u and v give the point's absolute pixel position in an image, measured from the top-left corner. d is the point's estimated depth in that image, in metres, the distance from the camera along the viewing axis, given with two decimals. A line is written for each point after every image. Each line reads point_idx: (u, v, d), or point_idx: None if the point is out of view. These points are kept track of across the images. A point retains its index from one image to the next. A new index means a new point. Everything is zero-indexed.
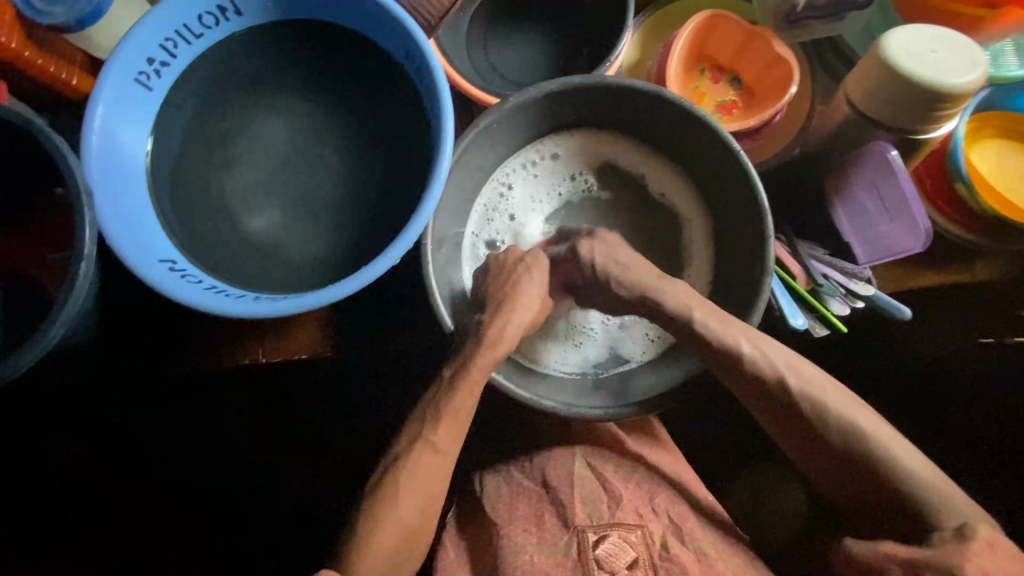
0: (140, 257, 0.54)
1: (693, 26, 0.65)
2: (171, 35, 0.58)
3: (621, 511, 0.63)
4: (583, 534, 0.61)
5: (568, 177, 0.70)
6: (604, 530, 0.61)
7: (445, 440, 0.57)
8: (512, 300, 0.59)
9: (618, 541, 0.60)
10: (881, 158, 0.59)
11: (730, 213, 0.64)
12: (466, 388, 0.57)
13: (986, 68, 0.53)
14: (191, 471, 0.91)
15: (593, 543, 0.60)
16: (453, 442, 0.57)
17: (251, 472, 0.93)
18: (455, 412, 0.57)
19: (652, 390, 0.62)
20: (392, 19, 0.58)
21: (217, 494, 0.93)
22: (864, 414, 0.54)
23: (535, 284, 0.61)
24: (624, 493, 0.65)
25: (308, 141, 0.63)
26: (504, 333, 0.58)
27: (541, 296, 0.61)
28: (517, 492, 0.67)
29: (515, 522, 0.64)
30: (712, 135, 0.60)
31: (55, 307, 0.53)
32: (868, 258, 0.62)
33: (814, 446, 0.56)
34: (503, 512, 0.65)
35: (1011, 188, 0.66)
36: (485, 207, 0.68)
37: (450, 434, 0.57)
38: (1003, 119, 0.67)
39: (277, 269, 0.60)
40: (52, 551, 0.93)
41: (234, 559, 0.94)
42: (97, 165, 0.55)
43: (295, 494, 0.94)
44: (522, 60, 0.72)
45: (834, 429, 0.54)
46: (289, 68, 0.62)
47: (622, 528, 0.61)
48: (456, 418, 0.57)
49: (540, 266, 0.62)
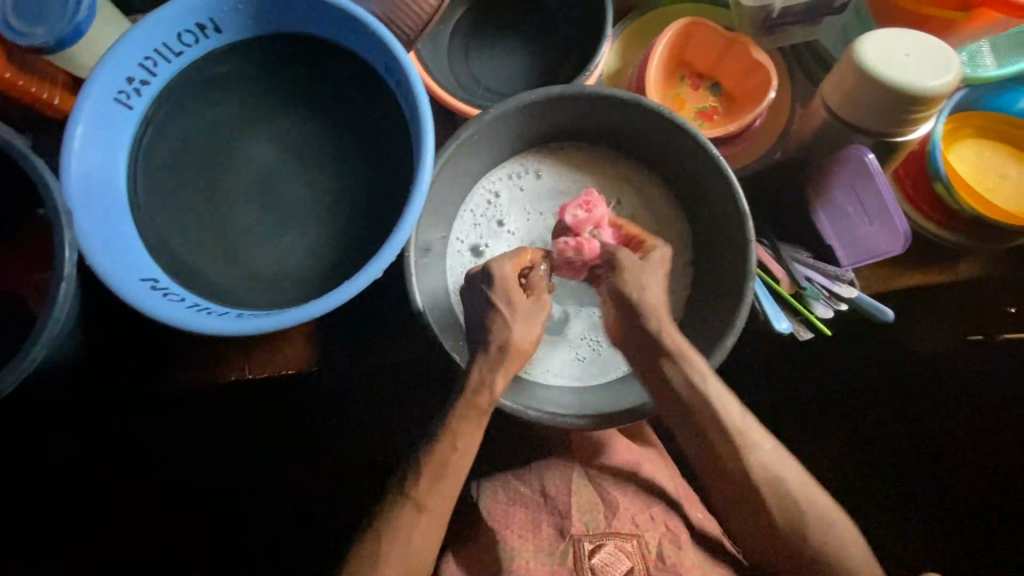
0: (122, 276, 0.54)
1: (671, 34, 0.66)
2: (150, 54, 0.58)
3: (617, 521, 0.63)
4: (579, 543, 0.61)
5: (555, 184, 0.69)
6: (600, 539, 0.61)
7: (431, 498, 0.56)
8: (506, 347, 0.57)
9: (615, 550, 0.61)
10: (858, 162, 0.60)
11: (712, 219, 0.64)
12: (470, 431, 0.56)
13: (958, 71, 0.53)
14: (190, 471, 0.91)
15: (589, 551, 0.61)
16: (442, 498, 0.56)
17: (250, 472, 0.92)
18: (460, 457, 0.56)
19: (640, 394, 0.59)
20: (370, 34, 0.58)
21: (217, 495, 0.93)
22: (793, 470, 0.59)
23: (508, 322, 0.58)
24: (621, 504, 0.64)
25: (288, 155, 0.63)
26: (494, 385, 0.56)
27: (517, 333, 0.58)
28: (514, 501, 0.66)
29: (513, 528, 0.63)
30: (691, 141, 0.60)
31: (36, 329, 0.53)
32: (851, 260, 0.63)
33: (755, 516, 0.59)
34: (500, 520, 0.64)
35: (990, 186, 0.66)
36: (473, 214, 0.68)
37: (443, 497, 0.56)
38: (981, 119, 0.68)
39: (260, 284, 0.60)
40: (56, 550, 0.91)
41: (234, 560, 0.94)
42: (78, 185, 0.55)
43: (295, 493, 0.94)
44: (503, 71, 0.72)
45: (771, 504, 0.58)
46: (268, 83, 0.63)
47: (619, 537, 0.61)
48: (451, 470, 0.56)
49: (515, 304, 0.59)
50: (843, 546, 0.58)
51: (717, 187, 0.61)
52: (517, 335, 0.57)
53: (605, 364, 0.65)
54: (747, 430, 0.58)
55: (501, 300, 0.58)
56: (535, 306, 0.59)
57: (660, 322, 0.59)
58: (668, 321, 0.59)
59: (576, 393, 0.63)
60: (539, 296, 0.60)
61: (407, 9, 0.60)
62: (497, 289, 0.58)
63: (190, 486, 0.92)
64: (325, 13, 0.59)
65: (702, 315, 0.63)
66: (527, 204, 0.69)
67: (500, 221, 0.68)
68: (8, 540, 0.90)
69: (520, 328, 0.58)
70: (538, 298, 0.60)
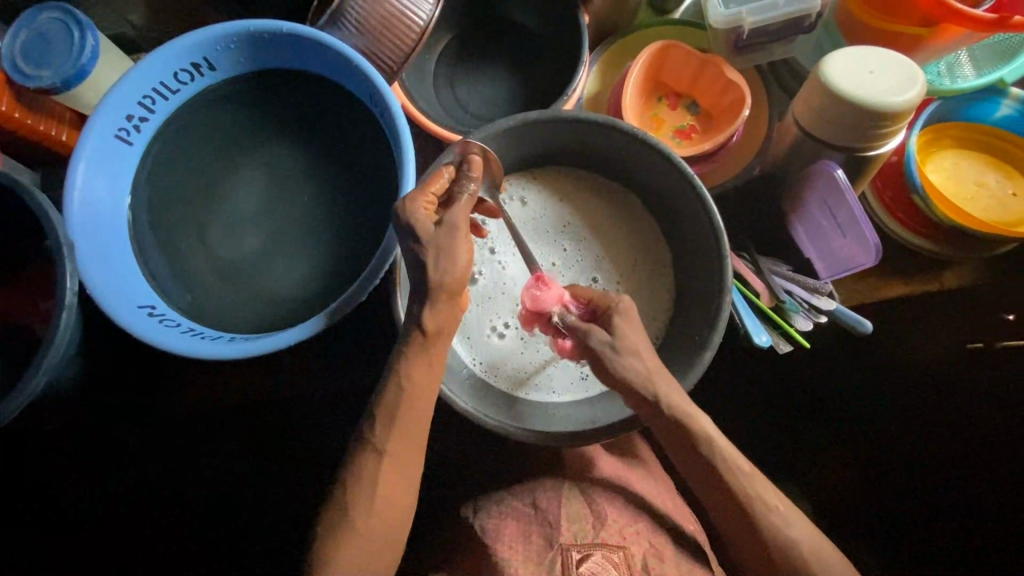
0: (121, 304, 0.57)
1: (646, 56, 0.67)
2: (148, 93, 0.61)
3: (605, 532, 0.64)
4: (566, 552, 0.62)
5: (538, 208, 0.71)
6: (587, 549, 0.62)
7: (391, 442, 0.52)
8: (431, 286, 0.51)
9: (602, 560, 0.61)
10: (829, 177, 0.61)
11: (686, 234, 0.65)
12: (424, 367, 0.52)
13: (923, 86, 0.54)
14: (189, 479, 0.92)
15: (576, 560, 0.61)
16: (406, 441, 0.53)
17: (245, 478, 0.93)
18: (415, 392, 0.52)
19: (612, 415, 0.60)
20: (354, 68, 0.61)
21: (213, 500, 0.93)
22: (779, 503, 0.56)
23: (454, 239, 0.51)
24: (610, 514, 0.65)
25: (279, 184, 0.65)
26: (426, 324, 0.51)
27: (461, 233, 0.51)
28: (506, 513, 0.67)
29: (504, 541, 0.64)
30: (664, 160, 0.62)
31: (39, 356, 0.56)
32: (830, 273, 0.63)
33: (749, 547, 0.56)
34: (491, 532, 0.66)
35: (969, 197, 0.67)
36: None
37: (402, 436, 0.53)
38: (962, 129, 0.68)
39: (252, 307, 0.63)
40: (53, 551, 0.92)
41: (230, 563, 0.93)
42: (80, 219, 0.58)
43: (289, 503, 0.93)
44: (486, 96, 0.75)
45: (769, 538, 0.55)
46: (261, 116, 0.66)
47: (606, 548, 0.62)
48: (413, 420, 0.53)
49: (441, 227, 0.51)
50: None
51: (692, 206, 0.62)
52: (433, 271, 0.50)
53: (584, 381, 0.67)
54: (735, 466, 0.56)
55: (411, 238, 0.51)
56: (443, 234, 0.51)
57: (655, 386, 0.54)
58: (661, 374, 0.55)
59: (558, 412, 0.64)
60: (451, 220, 0.51)
61: (387, 45, 0.62)
62: (409, 229, 0.51)
63: (191, 494, 0.93)
64: (312, 50, 0.62)
65: (683, 332, 0.64)
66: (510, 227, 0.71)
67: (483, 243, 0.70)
68: (8, 540, 0.91)
69: (438, 264, 0.50)
70: (448, 223, 0.51)
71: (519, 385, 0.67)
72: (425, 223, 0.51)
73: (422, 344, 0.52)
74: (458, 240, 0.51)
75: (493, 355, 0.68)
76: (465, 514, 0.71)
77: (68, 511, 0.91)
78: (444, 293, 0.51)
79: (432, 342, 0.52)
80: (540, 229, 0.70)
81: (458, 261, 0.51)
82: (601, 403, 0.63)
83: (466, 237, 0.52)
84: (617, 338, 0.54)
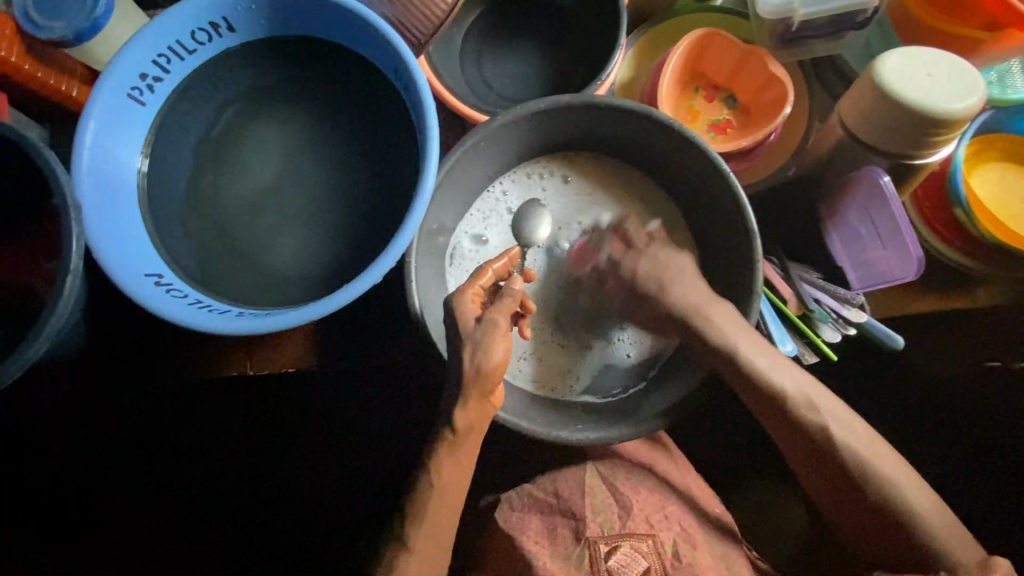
0: (127, 272, 0.55)
1: (686, 44, 0.64)
2: (164, 51, 0.58)
3: (632, 521, 0.62)
4: (594, 546, 0.60)
5: (569, 189, 0.69)
6: (615, 541, 0.60)
7: (417, 535, 0.56)
8: (463, 376, 0.52)
9: (631, 551, 0.60)
10: (875, 183, 0.59)
11: (717, 231, 0.63)
12: (453, 461, 0.55)
13: (983, 92, 0.51)
14: (199, 459, 0.92)
15: (605, 553, 0.60)
16: (431, 537, 0.56)
17: (256, 456, 0.92)
18: (445, 488, 0.56)
19: (634, 417, 0.58)
20: (380, 37, 0.57)
21: (226, 479, 0.93)
22: (865, 432, 0.57)
23: (495, 339, 0.52)
24: (635, 504, 0.63)
25: (295, 153, 0.63)
26: (455, 421, 0.53)
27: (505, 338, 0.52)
28: (529, 504, 0.66)
29: (529, 533, 0.63)
30: (702, 156, 0.59)
31: (40, 322, 0.54)
32: (862, 284, 0.61)
33: (816, 467, 0.58)
34: (515, 525, 0.64)
35: (1011, 213, 0.64)
36: (480, 214, 0.68)
37: (431, 526, 0.56)
38: (1009, 142, 0.66)
39: (263, 281, 0.60)
40: (65, 535, 0.91)
41: (243, 541, 0.94)
42: (88, 180, 0.55)
43: (303, 481, 0.94)
44: (515, 75, 0.72)
45: (835, 464, 0.56)
46: (279, 81, 0.63)
47: (634, 538, 0.60)
48: (452, 489, 0.56)
49: (491, 332, 0.52)
50: (938, 526, 0.54)
51: (727, 205, 0.59)
52: (465, 362, 0.52)
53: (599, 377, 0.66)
54: (838, 415, 0.57)
55: (454, 329, 0.54)
56: (480, 329, 0.52)
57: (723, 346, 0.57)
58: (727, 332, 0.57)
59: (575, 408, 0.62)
60: (490, 317, 0.53)
61: (416, 15, 0.59)
62: (454, 326, 0.53)
63: (198, 478, 0.93)
64: (339, 16, 0.59)
65: None
66: (535, 210, 0.67)
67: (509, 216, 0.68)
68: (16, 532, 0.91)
69: (477, 358, 0.52)
70: (488, 321, 0.52)
71: (542, 368, 0.65)
72: (469, 314, 0.53)
73: (452, 442, 0.54)
74: (496, 341, 0.52)
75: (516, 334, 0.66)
76: (493, 503, 0.70)
77: (72, 495, 0.91)
78: (477, 392, 0.52)
79: (461, 438, 0.54)
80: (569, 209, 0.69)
81: (494, 357, 0.52)
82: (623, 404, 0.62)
83: (506, 335, 0.52)
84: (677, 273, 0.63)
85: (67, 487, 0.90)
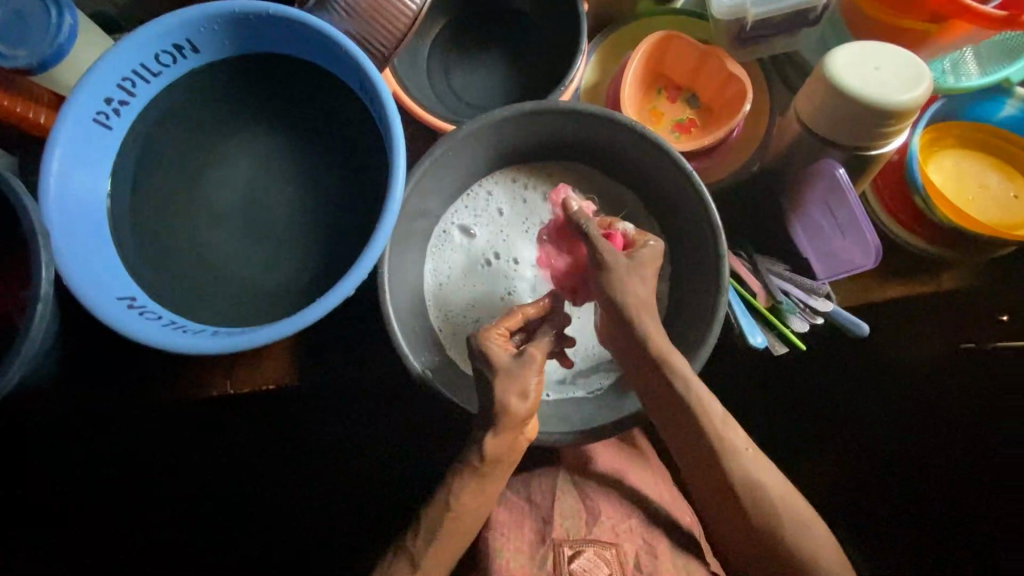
0: (99, 296, 0.55)
1: (646, 47, 0.65)
2: (128, 75, 0.58)
3: (598, 528, 0.63)
4: (558, 548, 0.62)
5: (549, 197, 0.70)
6: (580, 545, 0.61)
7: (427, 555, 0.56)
8: (495, 410, 0.54)
9: (594, 557, 0.61)
10: (830, 176, 0.60)
11: (683, 231, 0.64)
12: (476, 490, 0.56)
13: (929, 83, 0.53)
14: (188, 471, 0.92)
15: (568, 557, 0.61)
16: (443, 561, 0.57)
17: (244, 468, 0.93)
18: (461, 517, 0.56)
19: (596, 419, 0.59)
20: (343, 52, 0.58)
21: (215, 490, 0.94)
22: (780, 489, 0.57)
23: (529, 374, 0.55)
24: (604, 511, 0.64)
25: (265, 170, 0.63)
26: (486, 451, 0.54)
27: (540, 377, 0.55)
28: (499, 504, 0.67)
29: (496, 529, 0.64)
30: (665, 157, 0.60)
31: (15, 346, 0.55)
32: (828, 273, 0.62)
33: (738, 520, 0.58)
34: (483, 519, 0.65)
35: (968, 198, 0.66)
36: (468, 211, 0.69)
37: (443, 552, 0.57)
38: (964, 128, 0.67)
39: (237, 299, 0.61)
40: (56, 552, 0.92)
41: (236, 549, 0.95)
42: (56, 206, 0.55)
43: (292, 490, 0.95)
44: (482, 84, 0.73)
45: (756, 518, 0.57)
46: (246, 100, 0.63)
47: (598, 545, 0.62)
48: (468, 518, 0.57)
49: (529, 367, 0.55)
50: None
51: (692, 206, 0.61)
52: (500, 395, 0.54)
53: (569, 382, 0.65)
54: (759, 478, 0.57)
55: (485, 367, 0.55)
56: (516, 363, 0.55)
57: (646, 327, 0.57)
58: (653, 325, 0.57)
59: (543, 409, 0.62)
60: (526, 353, 0.55)
61: (379, 29, 0.60)
62: (486, 365, 0.55)
63: (195, 489, 0.93)
64: (301, 33, 0.59)
65: (679, 334, 0.62)
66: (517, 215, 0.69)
67: (498, 218, 0.69)
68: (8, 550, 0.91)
69: (511, 391, 0.54)
70: (526, 356, 0.55)
71: None
72: (499, 352, 0.55)
73: (477, 470, 0.56)
74: (529, 376, 0.54)
75: None
76: None
77: (68, 501, 0.90)
78: (506, 424, 0.54)
79: (486, 469, 0.56)
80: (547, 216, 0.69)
81: (529, 396, 0.54)
82: (587, 407, 0.62)
83: (539, 369, 0.55)
84: (630, 268, 0.57)
85: (56, 506, 0.90)
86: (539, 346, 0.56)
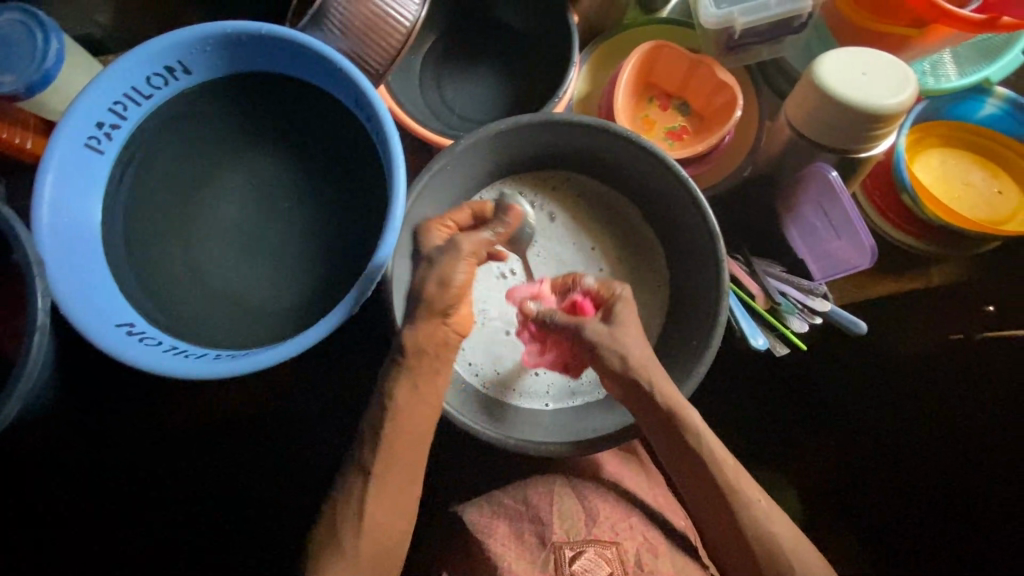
0: (97, 324, 0.54)
1: (636, 58, 0.67)
2: (120, 99, 0.58)
3: (597, 528, 0.62)
4: (559, 551, 0.61)
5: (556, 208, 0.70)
6: (580, 546, 0.61)
7: (390, 525, 0.53)
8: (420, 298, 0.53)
9: (594, 557, 0.60)
10: (824, 179, 0.62)
11: (679, 235, 0.65)
12: (410, 386, 0.54)
13: (915, 87, 0.55)
14: None
15: (569, 558, 0.60)
16: (389, 518, 0.53)
17: None
18: (398, 436, 0.54)
19: (600, 428, 0.60)
20: (339, 72, 0.58)
21: None
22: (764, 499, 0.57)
23: (456, 259, 0.54)
24: (602, 512, 0.63)
25: (263, 191, 0.63)
26: (404, 340, 0.53)
27: (467, 249, 0.54)
28: (498, 511, 0.66)
29: (496, 537, 0.63)
30: (660, 165, 0.61)
31: (12, 379, 0.54)
32: (823, 274, 0.64)
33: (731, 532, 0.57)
34: (482, 528, 0.64)
35: (954, 194, 0.68)
36: None
37: (391, 496, 0.54)
38: (947, 128, 0.69)
39: (237, 321, 0.60)
40: None
41: None
42: (50, 232, 0.55)
43: None
44: (475, 99, 0.73)
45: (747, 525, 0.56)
46: (239, 121, 0.63)
47: (598, 544, 0.61)
48: (418, 423, 0.54)
49: (454, 252, 0.54)
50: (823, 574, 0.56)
51: (688, 209, 0.62)
52: (419, 280, 0.54)
53: (564, 392, 0.66)
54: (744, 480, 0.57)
55: (420, 252, 0.57)
56: (440, 251, 0.55)
57: (651, 377, 0.55)
58: (662, 377, 0.56)
59: (539, 419, 0.63)
60: (455, 242, 0.55)
61: (372, 46, 0.60)
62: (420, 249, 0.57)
63: None
64: (295, 52, 0.59)
65: (682, 337, 0.63)
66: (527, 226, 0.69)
67: None
68: None
69: (431, 280, 0.53)
70: (451, 245, 0.55)
71: (513, 389, 0.66)
72: (434, 241, 0.56)
73: (403, 365, 0.54)
74: (450, 261, 0.54)
75: (487, 351, 0.67)
76: (457, 515, 0.69)
77: None
78: (425, 309, 0.53)
79: (415, 361, 0.53)
80: (558, 226, 0.70)
81: (451, 278, 0.53)
82: (593, 417, 0.62)
83: (468, 261, 0.54)
84: (616, 331, 0.56)
85: None
86: (484, 235, 0.56)
